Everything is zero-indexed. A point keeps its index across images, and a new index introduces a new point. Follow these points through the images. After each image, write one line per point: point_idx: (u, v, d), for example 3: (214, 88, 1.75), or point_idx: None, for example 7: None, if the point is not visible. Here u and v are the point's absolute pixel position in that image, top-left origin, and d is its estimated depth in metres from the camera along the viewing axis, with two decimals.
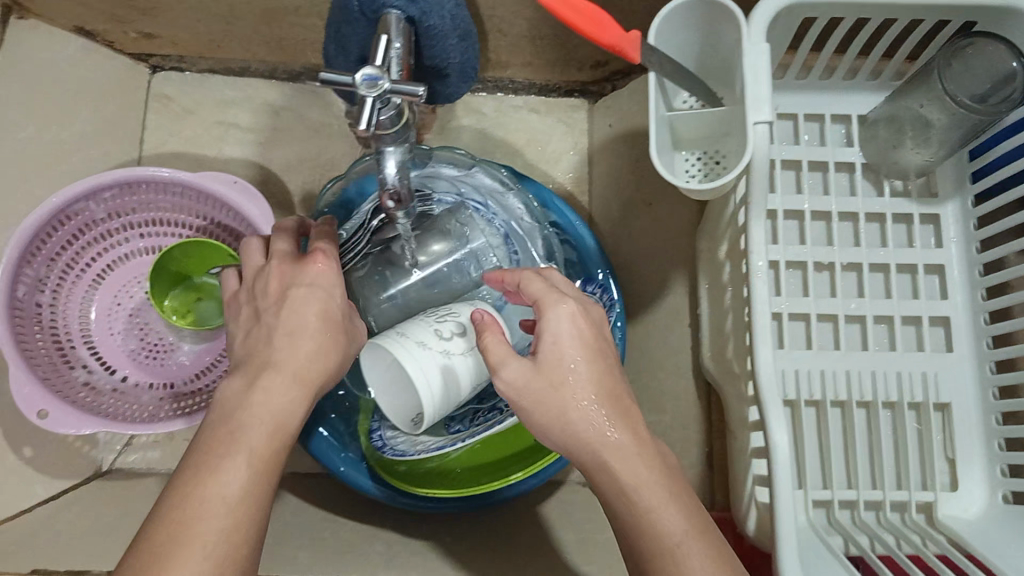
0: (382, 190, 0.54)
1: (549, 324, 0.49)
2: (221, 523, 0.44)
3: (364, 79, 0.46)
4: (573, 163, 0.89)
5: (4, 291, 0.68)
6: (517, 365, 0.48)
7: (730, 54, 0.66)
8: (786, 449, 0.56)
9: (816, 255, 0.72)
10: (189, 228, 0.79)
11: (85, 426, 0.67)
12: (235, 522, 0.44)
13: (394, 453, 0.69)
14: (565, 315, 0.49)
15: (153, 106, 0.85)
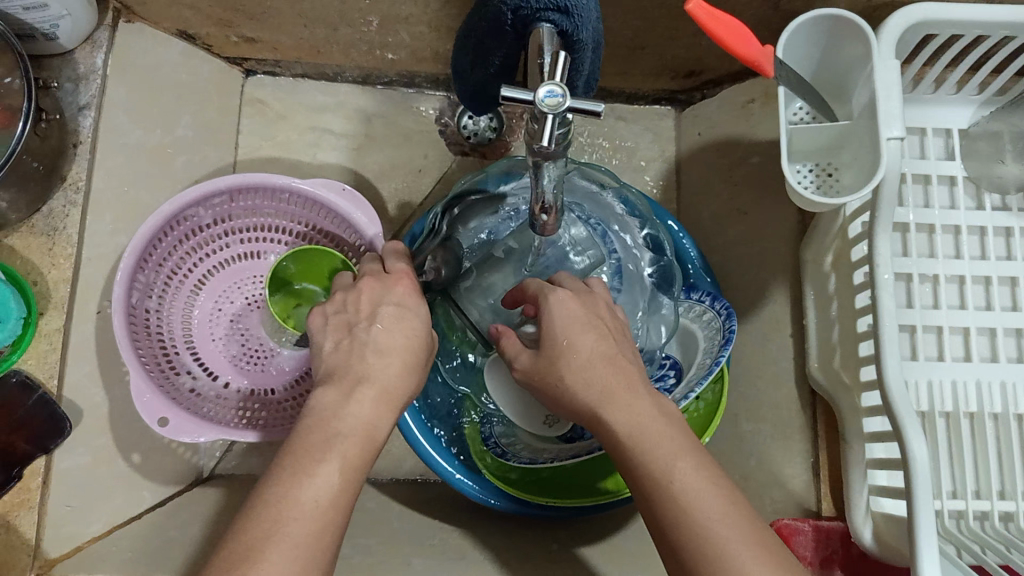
0: (538, 201, 0.55)
1: (544, 309, 0.54)
2: (304, 532, 0.43)
3: (547, 96, 0.45)
4: (664, 170, 0.91)
5: (121, 297, 0.68)
6: (527, 355, 0.55)
7: (849, 69, 0.67)
8: (924, 460, 0.58)
9: (921, 267, 0.73)
10: (290, 234, 0.80)
11: (202, 433, 0.67)
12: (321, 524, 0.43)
13: (519, 462, 0.69)
14: (558, 301, 0.54)
15: (247, 110, 0.86)
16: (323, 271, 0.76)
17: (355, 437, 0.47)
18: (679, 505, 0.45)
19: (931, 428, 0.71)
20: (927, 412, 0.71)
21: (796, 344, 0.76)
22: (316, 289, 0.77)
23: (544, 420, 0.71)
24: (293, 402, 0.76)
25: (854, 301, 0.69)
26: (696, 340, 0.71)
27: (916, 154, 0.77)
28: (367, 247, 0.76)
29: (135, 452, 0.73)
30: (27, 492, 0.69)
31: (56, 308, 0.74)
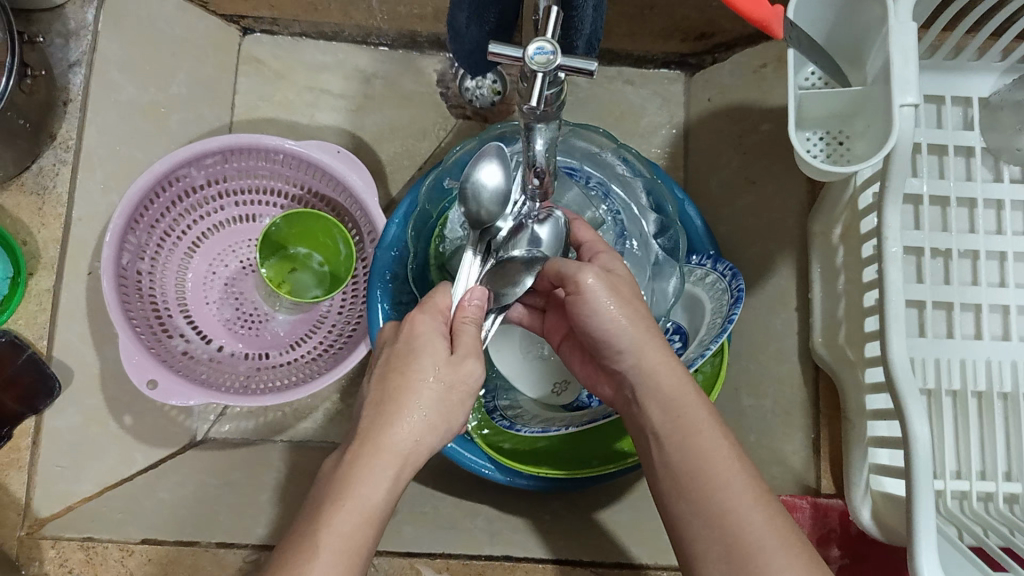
0: (530, 166, 0.52)
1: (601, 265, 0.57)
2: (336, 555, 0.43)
3: (537, 54, 0.43)
4: (671, 137, 0.88)
5: (111, 257, 0.67)
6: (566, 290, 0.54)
7: (864, 32, 0.64)
8: (926, 441, 0.56)
9: (934, 240, 0.70)
10: (285, 197, 0.79)
11: (192, 397, 0.66)
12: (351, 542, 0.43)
13: (530, 430, 0.63)
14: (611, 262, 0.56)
15: (244, 69, 0.84)
16: (318, 235, 0.75)
17: (377, 493, 0.45)
18: (696, 483, 0.48)
19: (936, 407, 0.68)
20: (933, 389, 0.69)
21: (801, 318, 0.74)
22: (311, 252, 0.77)
23: (553, 390, 0.68)
24: (287, 367, 0.76)
25: (862, 275, 0.67)
26: (702, 306, 0.68)
27: (932, 124, 0.74)
28: (363, 211, 0.75)
29: (127, 414, 0.73)
30: (17, 451, 0.69)
31: (46, 269, 0.73)
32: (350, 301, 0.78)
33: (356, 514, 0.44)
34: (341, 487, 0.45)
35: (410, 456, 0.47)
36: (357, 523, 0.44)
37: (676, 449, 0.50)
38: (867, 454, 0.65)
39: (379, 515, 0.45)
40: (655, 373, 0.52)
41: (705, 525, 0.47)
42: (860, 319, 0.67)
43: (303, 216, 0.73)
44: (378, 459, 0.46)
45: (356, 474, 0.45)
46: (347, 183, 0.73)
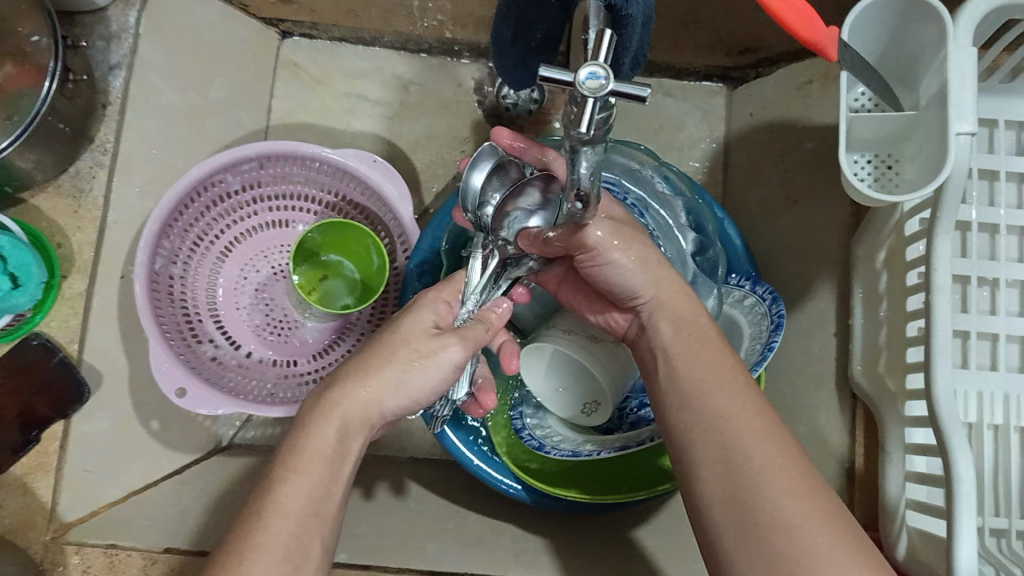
0: (574, 187, 0.50)
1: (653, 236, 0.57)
2: (288, 529, 0.45)
3: (588, 79, 0.42)
4: (711, 151, 0.86)
5: (145, 263, 0.67)
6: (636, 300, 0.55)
7: (920, 54, 0.62)
8: (971, 481, 0.54)
9: (982, 269, 0.68)
10: (320, 204, 0.78)
11: (221, 407, 0.66)
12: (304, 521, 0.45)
13: (559, 454, 0.64)
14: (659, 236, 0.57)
15: (281, 74, 0.83)
16: (351, 242, 0.74)
17: (338, 434, 0.48)
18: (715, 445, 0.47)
19: (977, 440, 0.67)
20: (975, 423, 0.67)
21: (840, 345, 0.73)
22: (343, 259, 0.76)
23: (583, 409, 0.66)
24: (314, 376, 0.75)
25: (905, 303, 0.65)
26: (740, 329, 0.67)
27: (983, 148, 0.72)
28: (397, 221, 0.74)
29: (155, 419, 0.72)
30: (45, 455, 0.71)
31: (80, 272, 0.75)
32: (381, 309, 0.77)
33: (322, 455, 0.47)
34: (304, 429, 0.48)
35: (371, 411, 0.49)
36: (319, 462, 0.47)
37: (680, 385, 0.51)
38: (905, 488, 0.63)
39: (342, 456, 0.48)
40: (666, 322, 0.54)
41: (709, 455, 0.47)
42: (901, 349, 0.65)
43: (335, 225, 0.72)
44: (339, 406, 0.48)
45: (318, 418, 0.48)
46: (382, 193, 0.73)
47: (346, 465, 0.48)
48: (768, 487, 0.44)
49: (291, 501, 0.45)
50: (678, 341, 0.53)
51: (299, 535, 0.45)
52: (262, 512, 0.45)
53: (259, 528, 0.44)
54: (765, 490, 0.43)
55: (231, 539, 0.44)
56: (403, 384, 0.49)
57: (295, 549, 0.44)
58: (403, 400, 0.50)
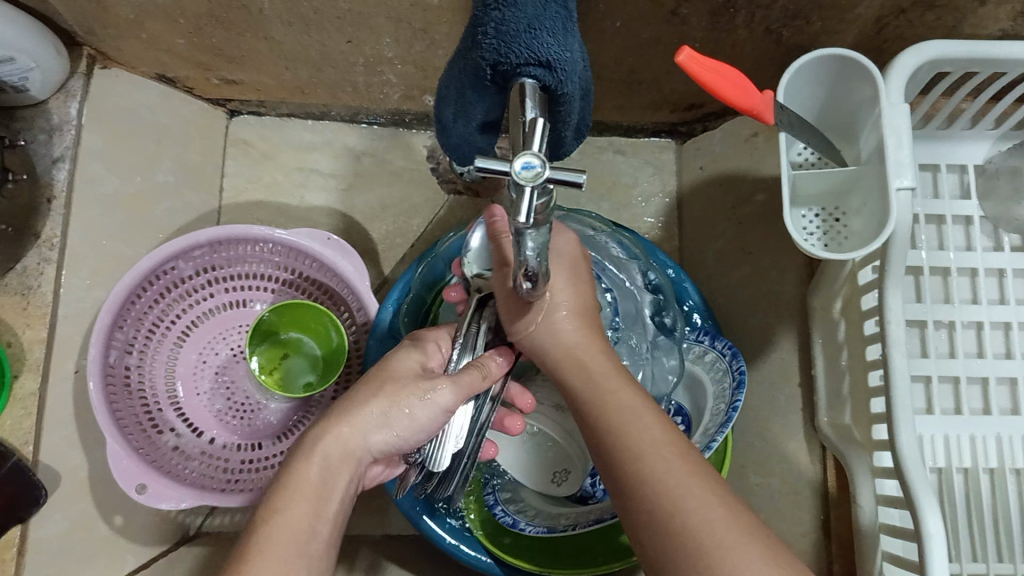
0: (522, 268, 0.50)
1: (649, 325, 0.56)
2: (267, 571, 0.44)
3: (523, 168, 0.42)
4: (665, 206, 0.87)
5: (98, 357, 0.67)
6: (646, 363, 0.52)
7: (857, 108, 0.63)
8: (938, 534, 0.53)
9: (936, 313, 0.69)
10: (276, 281, 0.77)
11: (183, 499, 0.65)
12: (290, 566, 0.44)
13: (535, 531, 0.62)
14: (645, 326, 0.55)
15: (231, 152, 0.85)
16: (309, 319, 0.74)
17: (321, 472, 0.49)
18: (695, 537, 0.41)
19: (947, 486, 0.66)
20: (944, 468, 0.66)
21: (805, 393, 0.73)
22: (303, 336, 0.76)
23: (553, 479, 0.67)
24: (279, 459, 0.74)
25: (866, 353, 0.65)
26: (704, 388, 0.67)
27: (928, 192, 0.73)
28: (355, 296, 0.74)
29: (117, 514, 0.71)
30: (2, 564, 0.64)
31: (31, 372, 0.68)
32: (344, 385, 0.76)
33: (306, 494, 0.47)
34: (290, 468, 0.49)
35: (354, 446, 0.51)
36: (305, 502, 0.47)
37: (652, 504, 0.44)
38: (880, 541, 0.62)
39: (327, 495, 0.48)
40: (628, 426, 0.48)
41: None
42: (864, 399, 0.65)
43: (294, 306, 0.72)
44: (320, 445, 0.50)
45: (302, 457, 0.49)
46: (338, 269, 0.73)
47: (330, 503, 0.48)
48: None
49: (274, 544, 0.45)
50: (643, 444, 0.47)
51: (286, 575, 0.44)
52: (246, 556, 0.44)
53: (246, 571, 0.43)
54: None
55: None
56: (393, 413, 0.51)
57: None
58: (389, 432, 0.51)
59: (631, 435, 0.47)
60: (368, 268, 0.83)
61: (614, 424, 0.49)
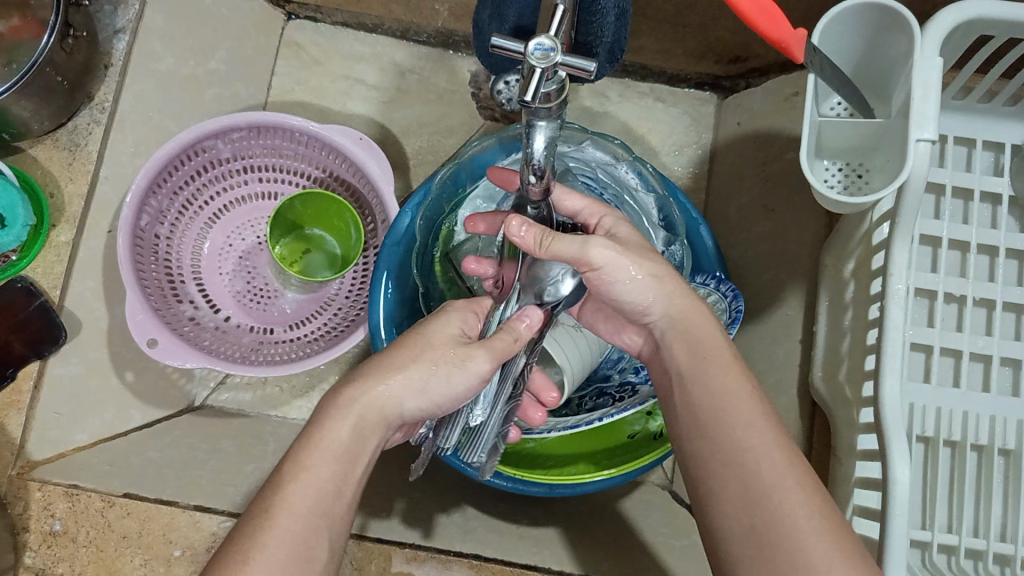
0: (528, 163, 0.51)
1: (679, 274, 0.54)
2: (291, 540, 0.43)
3: (536, 48, 0.43)
4: (696, 158, 0.89)
5: (130, 218, 0.70)
6: (676, 307, 0.51)
7: (894, 62, 0.62)
8: (906, 485, 0.53)
9: (948, 286, 0.67)
10: (307, 178, 0.80)
11: (190, 360, 0.69)
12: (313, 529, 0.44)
13: (511, 431, 0.65)
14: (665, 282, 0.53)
15: (283, 53, 0.87)
16: (333, 218, 0.77)
17: (353, 434, 0.47)
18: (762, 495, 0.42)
19: (931, 457, 0.65)
20: (930, 437, 0.66)
21: (803, 351, 0.73)
22: (325, 235, 0.79)
23: None
24: (286, 345, 0.78)
25: (868, 312, 0.64)
26: None
27: (960, 167, 0.72)
28: (378, 198, 0.76)
29: (129, 371, 0.78)
30: (17, 394, 0.73)
31: (68, 222, 0.79)
32: (359, 285, 0.80)
33: (337, 457, 0.46)
34: (318, 424, 0.47)
35: (389, 411, 0.49)
36: (336, 464, 0.46)
37: (706, 437, 0.46)
38: (853, 496, 0.63)
39: (357, 457, 0.47)
40: (726, 405, 0.46)
41: (734, 505, 0.43)
42: (861, 358, 0.65)
43: (317, 198, 0.74)
44: (359, 404, 0.48)
45: (334, 417, 0.47)
46: (365, 169, 0.75)
47: (358, 468, 0.47)
48: (788, 532, 0.41)
49: (300, 503, 0.44)
50: (738, 429, 0.45)
51: (304, 538, 0.43)
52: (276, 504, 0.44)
53: (267, 529, 0.43)
54: (784, 539, 0.41)
55: (236, 538, 0.43)
56: (434, 378, 0.50)
57: (303, 552, 0.43)
58: (424, 401, 0.50)
59: (732, 425, 0.45)
60: (397, 179, 0.85)
61: (725, 417, 0.46)
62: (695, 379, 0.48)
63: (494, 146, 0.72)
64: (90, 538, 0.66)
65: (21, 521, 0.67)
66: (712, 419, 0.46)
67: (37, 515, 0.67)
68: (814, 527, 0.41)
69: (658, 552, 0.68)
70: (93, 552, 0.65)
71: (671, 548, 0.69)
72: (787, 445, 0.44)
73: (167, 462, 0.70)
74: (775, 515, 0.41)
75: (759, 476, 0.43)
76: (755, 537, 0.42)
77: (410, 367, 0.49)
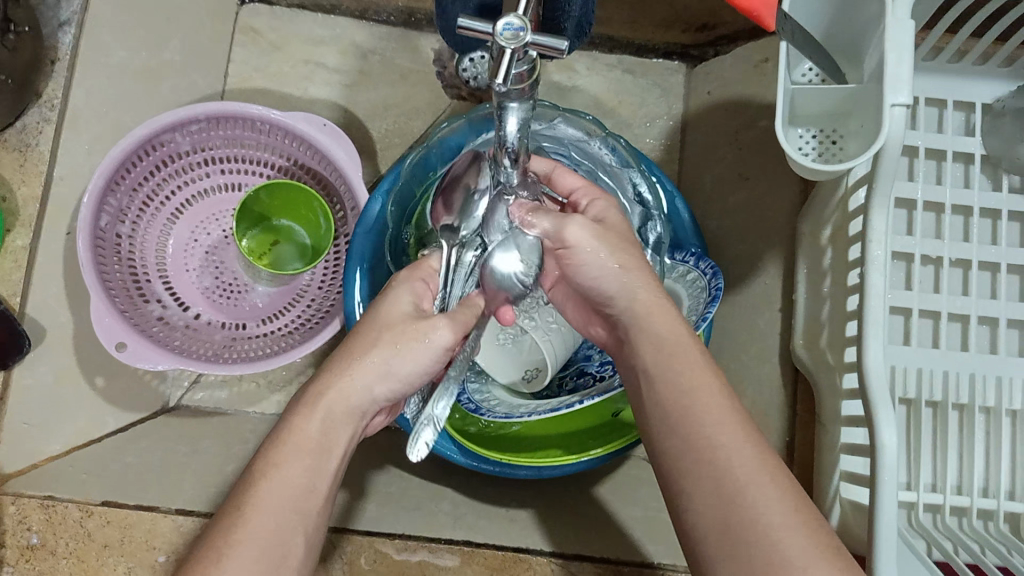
0: (501, 145, 0.49)
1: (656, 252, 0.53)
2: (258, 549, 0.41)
3: (506, 28, 0.40)
4: (668, 129, 0.88)
5: (89, 218, 0.68)
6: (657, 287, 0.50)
7: (864, 25, 0.61)
8: (894, 450, 0.53)
9: (924, 247, 0.67)
10: (271, 168, 0.78)
11: (161, 361, 0.67)
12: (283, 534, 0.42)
13: (494, 416, 0.63)
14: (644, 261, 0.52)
15: (240, 38, 0.84)
16: (300, 207, 0.74)
17: (321, 426, 0.46)
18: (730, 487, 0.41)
19: (914, 418, 0.66)
20: (913, 399, 0.66)
21: (784, 320, 0.73)
22: (294, 225, 0.76)
23: (523, 376, 0.67)
24: (261, 340, 0.76)
25: (846, 278, 0.64)
26: (680, 301, 0.67)
27: (932, 128, 0.72)
28: (346, 184, 0.74)
29: (99, 376, 0.76)
30: None
31: (24, 226, 0.76)
32: (332, 274, 0.78)
33: (307, 449, 0.45)
34: (298, 422, 0.46)
35: (355, 402, 0.48)
36: (306, 458, 0.44)
37: (673, 423, 0.45)
38: (840, 462, 0.63)
39: (329, 450, 0.45)
40: (695, 399, 0.44)
41: (701, 499, 0.42)
42: (841, 324, 0.65)
43: (283, 187, 0.72)
44: (324, 400, 0.47)
45: (302, 412, 0.46)
46: (331, 156, 0.72)
47: (332, 460, 0.45)
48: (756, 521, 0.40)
49: (273, 503, 0.43)
50: (709, 425, 0.43)
51: (276, 543, 0.42)
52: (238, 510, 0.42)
53: (236, 532, 0.41)
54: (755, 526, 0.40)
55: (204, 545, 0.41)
56: (397, 362, 0.48)
57: (276, 552, 0.41)
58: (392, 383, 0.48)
59: (701, 421, 0.44)
60: (365, 164, 0.83)
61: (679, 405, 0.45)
62: (660, 372, 0.46)
63: (464, 127, 0.70)
64: (69, 550, 0.65)
65: None
66: (680, 413, 0.45)
67: (11, 530, 0.66)
68: (791, 527, 0.39)
69: (648, 529, 0.68)
70: (75, 564, 0.64)
71: (661, 524, 0.68)
72: (757, 440, 0.43)
73: (145, 467, 0.68)
74: (750, 513, 0.40)
75: (731, 473, 0.41)
76: (722, 527, 0.41)
77: (372, 352, 0.48)
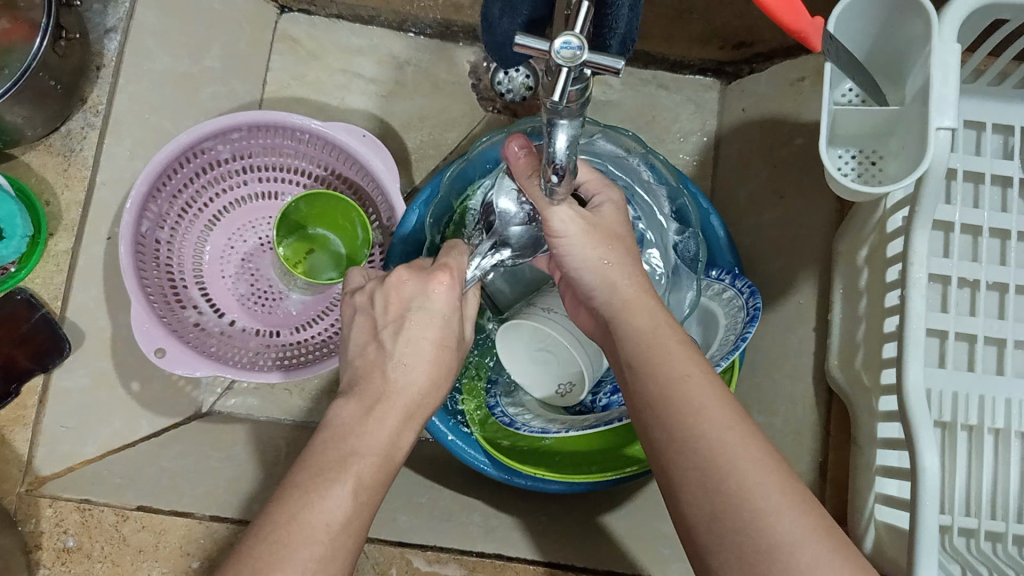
0: (550, 163, 0.49)
1: None
2: (296, 557, 0.42)
3: (563, 47, 0.39)
4: (702, 145, 0.89)
5: (130, 224, 0.68)
6: None
7: (908, 47, 0.61)
8: (934, 475, 0.53)
9: (962, 270, 0.67)
10: (308, 176, 0.79)
11: (198, 368, 0.67)
12: (321, 543, 0.43)
13: (528, 430, 0.64)
14: None
15: (278, 47, 0.85)
16: (338, 217, 0.75)
17: (355, 435, 0.47)
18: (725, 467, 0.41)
19: (949, 441, 0.65)
20: (948, 422, 0.65)
21: (818, 339, 0.72)
22: (329, 234, 0.77)
23: (558, 390, 0.65)
24: (295, 348, 0.76)
25: (884, 300, 0.64)
26: (717, 321, 0.66)
27: (970, 150, 0.72)
28: (382, 195, 0.74)
29: (135, 380, 0.77)
30: (24, 408, 0.74)
31: (66, 230, 0.78)
32: None
33: (341, 456, 0.46)
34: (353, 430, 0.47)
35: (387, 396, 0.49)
36: (338, 466, 0.45)
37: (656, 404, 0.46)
38: (874, 483, 0.63)
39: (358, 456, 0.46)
40: (675, 390, 0.45)
41: (694, 477, 0.42)
42: (877, 345, 0.65)
43: (324, 196, 0.72)
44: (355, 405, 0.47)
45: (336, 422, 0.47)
46: (369, 167, 0.73)
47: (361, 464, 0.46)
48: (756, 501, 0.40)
49: (304, 516, 0.43)
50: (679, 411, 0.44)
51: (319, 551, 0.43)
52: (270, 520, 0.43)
53: (273, 540, 0.43)
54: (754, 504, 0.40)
55: (269, 544, 0.43)
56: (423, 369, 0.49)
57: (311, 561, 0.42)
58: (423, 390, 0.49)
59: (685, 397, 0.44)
60: (400, 174, 0.84)
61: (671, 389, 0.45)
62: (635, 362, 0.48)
63: (504, 141, 0.70)
64: (105, 554, 0.65)
65: (33, 538, 0.67)
66: (659, 401, 0.45)
67: (48, 532, 0.66)
68: (775, 506, 0.40)
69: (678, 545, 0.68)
70: (109, 567, 0.65)
71: None
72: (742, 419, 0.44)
73: (179, 471, 0.68)
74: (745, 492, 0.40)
75: (716, 449, 0.42)
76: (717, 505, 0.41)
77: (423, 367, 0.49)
